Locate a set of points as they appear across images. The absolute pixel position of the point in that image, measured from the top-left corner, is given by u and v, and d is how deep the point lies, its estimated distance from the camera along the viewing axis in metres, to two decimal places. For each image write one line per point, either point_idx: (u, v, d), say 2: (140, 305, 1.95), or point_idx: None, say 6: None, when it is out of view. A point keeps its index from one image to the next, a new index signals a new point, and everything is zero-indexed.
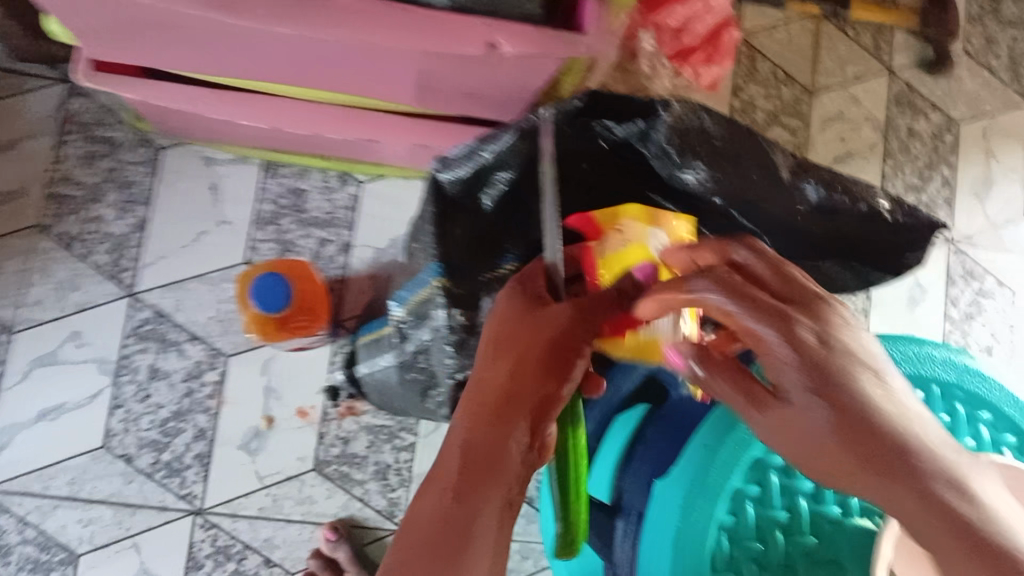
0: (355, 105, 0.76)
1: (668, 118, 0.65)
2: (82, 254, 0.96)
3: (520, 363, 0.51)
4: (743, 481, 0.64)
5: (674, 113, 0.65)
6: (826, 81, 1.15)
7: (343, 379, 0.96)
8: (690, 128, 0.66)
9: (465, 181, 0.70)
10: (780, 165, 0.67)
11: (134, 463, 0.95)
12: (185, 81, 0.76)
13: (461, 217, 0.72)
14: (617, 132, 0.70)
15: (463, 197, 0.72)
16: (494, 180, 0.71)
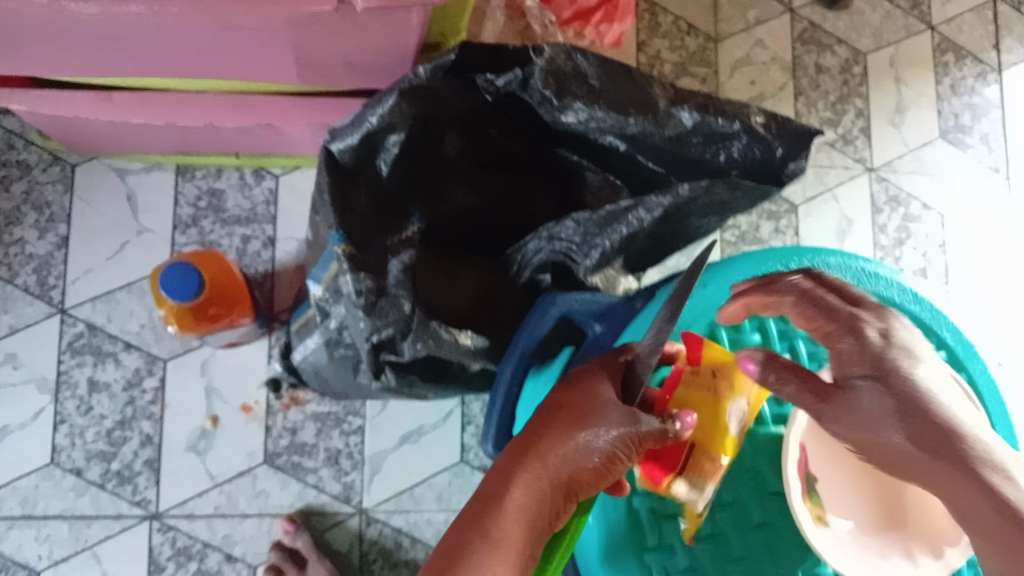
0: (243, 90, 0.77)
1: (542, 63, 0.67)
2: (7, 276, 0.96)
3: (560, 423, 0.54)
4: None
5: (546, 56, 0.67)
6: (729, 27, 1.17)
7: (281, 370, 0.96)
8: (565, 70, 0.68)
9: (359, 149, 0.71)
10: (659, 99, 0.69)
11: (85, 476, 0.95)
12: (73, 85, 0.77)
13: (360, 185, 0.73)
14: (498, 83, 0.72)
15: (359, 165, 0.72)
16: (387, 144, 0.72)
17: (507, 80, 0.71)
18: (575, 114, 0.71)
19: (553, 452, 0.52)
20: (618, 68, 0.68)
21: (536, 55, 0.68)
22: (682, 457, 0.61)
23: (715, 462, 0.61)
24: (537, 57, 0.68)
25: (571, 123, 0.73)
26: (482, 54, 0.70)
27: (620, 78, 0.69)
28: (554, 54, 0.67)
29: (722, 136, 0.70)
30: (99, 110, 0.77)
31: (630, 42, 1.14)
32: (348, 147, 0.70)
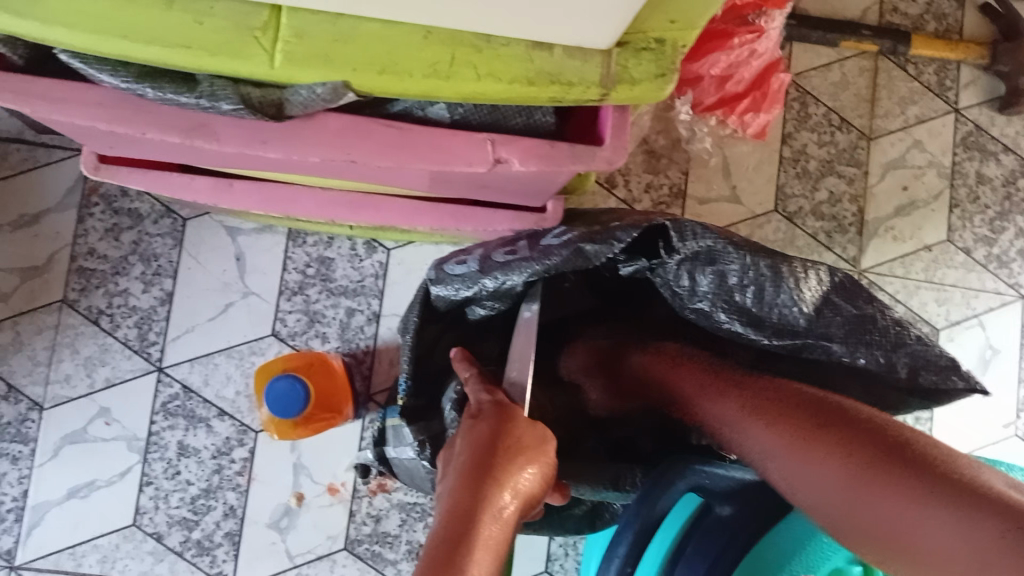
0: (370, 192, 0.72)
1: (675, 260, 0.60)
2: (109, 328, 0.94)
3: (492, 443, 0.55)
4: None
5: (681, 255, 0.60)
6: (885, 124, 1.07)
7: (371, 459, 0.91)
8: (700, 253, 0.60)
9: (459, 293, 0.66)
10: (801, 301, 0.59)
11: (165, 542, 0.92)
12: (198, 172, 0.73)
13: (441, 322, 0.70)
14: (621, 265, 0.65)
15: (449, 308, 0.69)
16: (484, 303, 0.67)
17: (635, 267, 0.64)
18: (710, 318, 0.64)
19: (510, 476, 0.53)
20: (764, 265, 0.59)
21: (669, 252, 0.60)
22: None
23: None
24: (670, 254, 0.60)
25: (701, 323, 0.66)
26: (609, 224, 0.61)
27: (767, 280, 0.59)
28: (691, 252, 0.59)
29: (882, 349, 0.60)
30: (220, 200, 0.73)
31: (775, 132, 1.05)
32: (446, 294, 0.66)
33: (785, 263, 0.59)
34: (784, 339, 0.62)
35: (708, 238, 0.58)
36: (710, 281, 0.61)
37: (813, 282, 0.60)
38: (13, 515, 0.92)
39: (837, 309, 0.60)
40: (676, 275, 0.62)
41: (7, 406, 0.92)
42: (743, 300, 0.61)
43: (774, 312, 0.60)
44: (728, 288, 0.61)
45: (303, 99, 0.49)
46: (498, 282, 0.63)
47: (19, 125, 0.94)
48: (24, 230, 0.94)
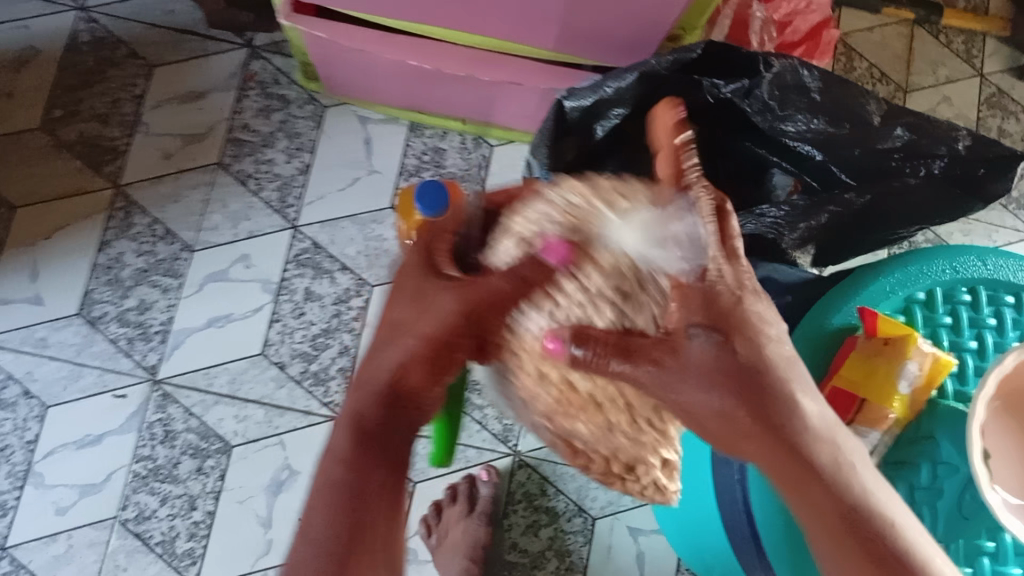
0: (506, 49, 0.91)
1: (770, 76, 0.77)
2: (255, 189, 1.11)
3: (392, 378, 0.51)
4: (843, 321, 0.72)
5: (775, 70, 0.77)
6: (918, 80, 1.24)
7: None
8: (788, 77, 0.78)
9: (587, 107, 0.84)
10: (869, 111, 0.78)
11: (286, 370, 1.06)
12: (368, 25, 0.92)
13: (572, 135, 0.86)
14: (724, 88, 0.80)
15: (578, 124, 0.86)
16: (610, 114, 0.86)
17: (734, 88, 0.80)
18: (793, 126, 0.81)
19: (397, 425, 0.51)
20: (838, 83, 0.78)
21: (765, 68, 0.77)
22: (849, 412, 0.68)
23: (880, 414, 0.67)
24: (767, 68, 0.77)
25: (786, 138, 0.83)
26: (714, 43, 0.79)
27: (841, 94, 0.78)
28: (782, 68, 0.77)
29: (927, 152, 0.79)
30: (384, 51, 0.92)
31: None
32: (578, 105, 0.84)
33: (851, 86, 0.78)
34: (858, 138, 0.80)
35: (794, 60, 0.77)
36: (799, 97, 0.79)
37: (880, 101, 0.78)
38: (159, 336, 1.06)
39: (907, 113, 0.78)
40: (771, 94, 0.79)
41: (163, 246, 1.08)
42: (821, 102, 0.79)
43: (847, 120, 0.79)
44: (807, 99, 0.79)
45: None
46: (618, 81, 0.82)
47: (198, 20, 1.14)
48: (190, 103, 1.12)
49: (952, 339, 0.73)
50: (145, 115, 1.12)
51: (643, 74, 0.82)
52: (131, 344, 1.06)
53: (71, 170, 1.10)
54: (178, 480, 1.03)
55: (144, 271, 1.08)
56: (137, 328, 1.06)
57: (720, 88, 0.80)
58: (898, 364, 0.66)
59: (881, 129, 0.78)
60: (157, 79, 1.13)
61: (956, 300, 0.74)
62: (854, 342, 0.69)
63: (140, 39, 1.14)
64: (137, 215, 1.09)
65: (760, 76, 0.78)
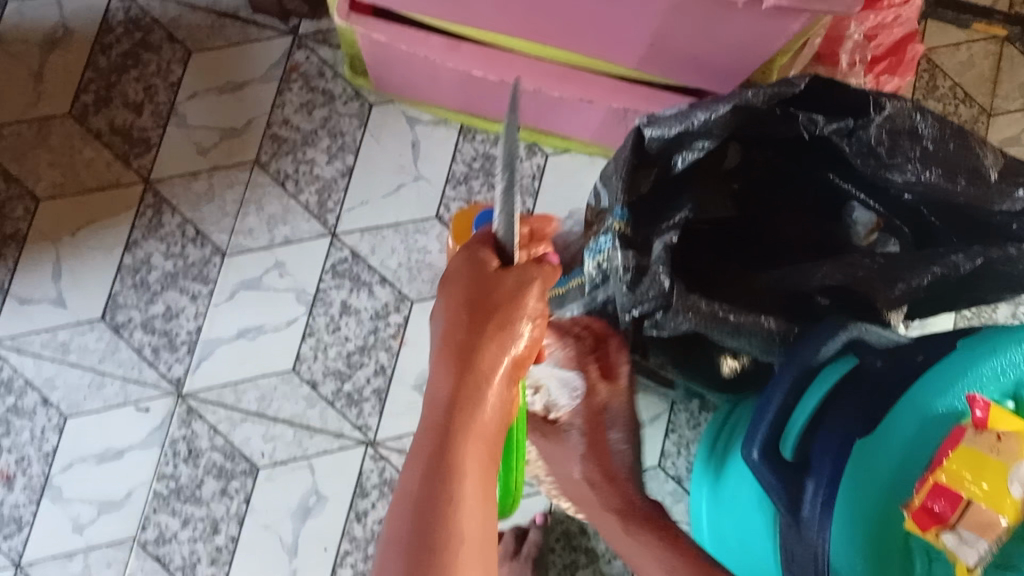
0: (581, 64, 0.82)
1: (880, 120, 0.71)
2: (293, 191, 1.03)
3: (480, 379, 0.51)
4: (949, 402, 0.68)
5: (887, 114, 0.71)
6: (1003, 104, 1.16)
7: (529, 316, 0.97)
8: (899, 123, 0.71)
9: (670, 137, 0.77)
10: (986, 164, 0.70)
11: (319, 389, 1.00)
12: (431, 30, 0.83)
13: (650, 167, 0.80)
14: (822, 124, 0.74)
15: (659, 154, 0.79)
16: (693, 145, 0.79)
17: (837, 126, 0.74)
18: (902, 174, 0.75)
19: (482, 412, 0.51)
20: (955, 131, 0.70)
21: (876, 110, 0.71)
22: (956, 511, 0.62)
23: (993, 519, 0.61)
24: (878, 111, 0.71)
25: (893, 184, 0.77)
26: (820, 80, 0.73)
27: (955, 147, 0.70)
28: (895, 112, 0.71)
29: None
30: (447, 58, 0.84)
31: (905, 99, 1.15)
32: (659, 135, 0.77)
33: (971, 136, 0.70)
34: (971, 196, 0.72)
35: (908, 104, 0.71)
36: (909, 143, 0.72)
37: (998, 153, 0.70)
38: (186, 347, 1.00)
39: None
40: (879, 138, 0.73)
41: (193, 249, 1.02)
42: (935, 152, 0.71)
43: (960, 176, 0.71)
44: (919, 148, 0.72)
45: None
46: (706, 114, 0.75)
47: (240, 3, 1.06)
48: (227, 94, 1.04)
49: None
50: (179, 105, 1.05)
51: (737, 107, 0.74)
52: (156, 354, 1.00)
53: (98, 162, 1.03)
54: (201, 501, 0.97)
55: (173, 275, 1.01)
56: (163, 337, 1.00)
57: (818, 123, 0.74)
58: (1009, 464, 0.61)
59: (996, 189, 0.70)
60: (194, 66, 1.05)
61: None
62: (964, 432, 0.65)
63: (178, 21, 1.06)
64: (167, 214, 1.02)
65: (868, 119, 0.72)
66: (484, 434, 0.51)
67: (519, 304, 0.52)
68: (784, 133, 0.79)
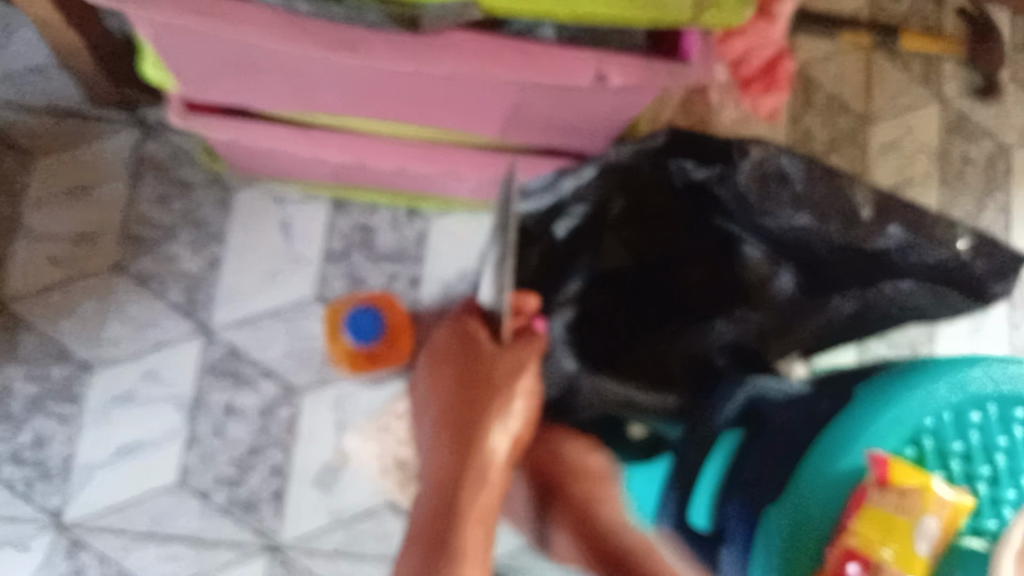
0: (439, 140, 0.79)
1: (748, 166, 0.70)
2: (159, 292, 0.98)
3: (477, 448, 0.60)
4: (852, 461, 0.60)
5: (753, 158, 0.70)
6: (878, 109, 1.16)
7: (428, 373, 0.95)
8: (769, 170, 0.70)
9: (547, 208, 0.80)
10: (858, 202, 0.69)
11: (213, 499, 0.95)
12: (277, 121, 0.78)
13: (534, 241, 0.80)
14: (692, 172, 0.73)
15: (537, 230, 0.80)
16: (569, 213, 0.79)
17: (705, 172, 0.72)
18: (774, 219, 0.72)
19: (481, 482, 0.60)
20: (822, 173, 0.69)
21: (741, 156, 0.70)
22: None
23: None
24: (744, 156, 0.70)
25: (768, 229, 0.74)
26: (681, 131, 0.73)
27: (826, 189, 0.69)
28: (762, 156, 0.70)
29: (924, 250, 0.68)
30: (299, 148, 0.79)
31: (784, 116, 1.14)
32: (533, 211, 0.80)
33: (839, 173, 0.69)
34: (847, 230, 0.69)
35: (772, 146, 0.70)
36: (780, 189, 0.70)
37: (869, 188, 0.69)
38: (62, 475, 0.94)
39: (901, 208, 0.68)
40: (747, 187, 0.71)
41: (58, 367, 0.95)
42: (808, 195, 0.70)
43: (836, 213, 0.69)
44: (790, 193, 0.70)
45: (439, 12, 0.54)
46: (574, 178, 0.77)
47: (79, 96, 0.98)
48: (77, 196, 0.98)
49: (976, 475, 0.61)
50: (25, 214, 0.97)
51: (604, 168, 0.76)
52: (30, 487, 0.93)
53: None
54: None
55: (39, 398, 0.94)
56: (36, 468, 0.93)
57: (688, 172, 0.73)
58: (919, 519, 0.54)
59: (870, 224, 0.69)
60: (36, 169, 0.98)
61: (1011, 421, 0.62)
62: (866, 491, 0.57)
63: (12, 122, 0.98)
64: (25, 335, 0.95)
65: (737, 167, 0.70)
66: (483, 502, 0.60)
67: (513, 388, 0.60)
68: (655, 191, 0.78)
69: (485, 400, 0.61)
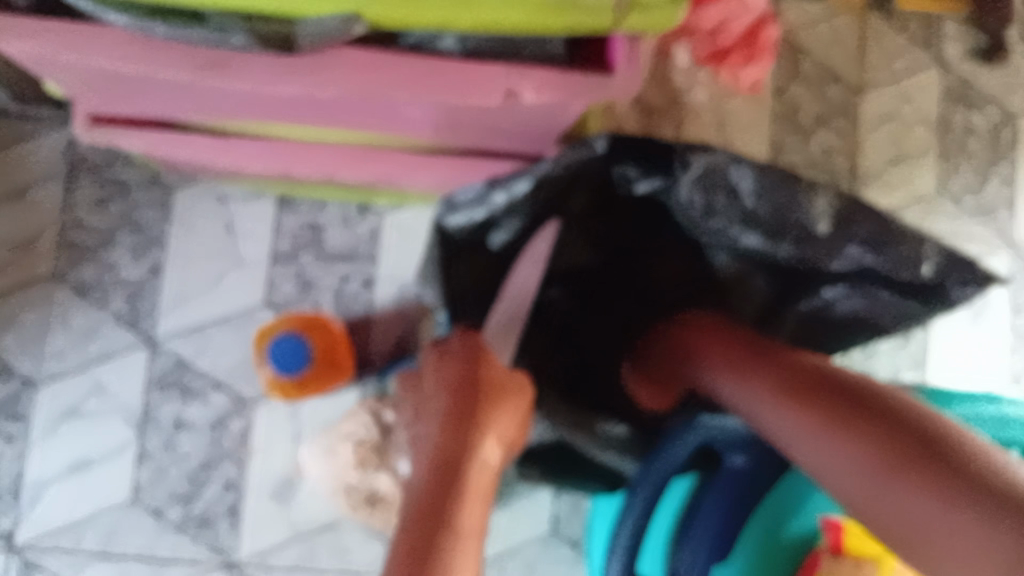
0: (368, 144, 0.72)
1: (691, 177, 0.64)
2: (101, 302, 0.93)
3: (473, 394, 0.64)
4: (800, 523, 0.72)
5: (696, 170, 0.63)
6: (872, 78, 1.07)
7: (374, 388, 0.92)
8: (717, 181, 0.64)
9: (472, 224, 0.70)
10: (817, 215, 0.62)
11: (165, 517, 0.91)
12: (192, 129, 0.72)
13: (462, 255, 0.72)
14: (641, 180, 0.69)
15: (468, 238, 0.72)
16: (502, 225, 0.71)
17: (653, 179, 0.68)
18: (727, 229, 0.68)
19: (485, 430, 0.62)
20: (779, 180, 0.62)
21: (683, 166, 0.63)
22: None
23: None
24: (686, 168, 0.63)
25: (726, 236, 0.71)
26: (623, 136, 0.64)
27: (774, 200, 0.63)
28: (706, 166, 0.63)
29: (889, 266, 0.65)
30: (219, 157, 0.72)
31: (767, 88, 1.06)
32: (461, 223, 0.69)
33: (799, 180, 0.61)
34: (802, 244, 0.65)
35: (720, 156, 0.62)
36: (729, 200, 0.65)
37: (832, 198, 0.62)
38: (11, 495, 0.91)
39: (864, 224, 0.63)
40: (693, 194, 0.66)
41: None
42: (758, 211, 0.64)
43: (790, 222, 0.64)
44: (739, 205, 0.65)
45: (315, 33, 0.49)
46: (504, 194, 0.67)
47: None
48: (10, 203, 0.93)
49: None
50: None
51: (540, 177, 0.66)
52: None
53: None
54: None
55: None
56: None
57: (636, 177, 0.69)
58: None
59: (829, 238, 0.63)
60: None
61: None
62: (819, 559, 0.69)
63: None
64: None
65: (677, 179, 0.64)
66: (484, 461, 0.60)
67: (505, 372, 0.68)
68: (608, 187, 0.73)
69: (492, 402, 0.64)
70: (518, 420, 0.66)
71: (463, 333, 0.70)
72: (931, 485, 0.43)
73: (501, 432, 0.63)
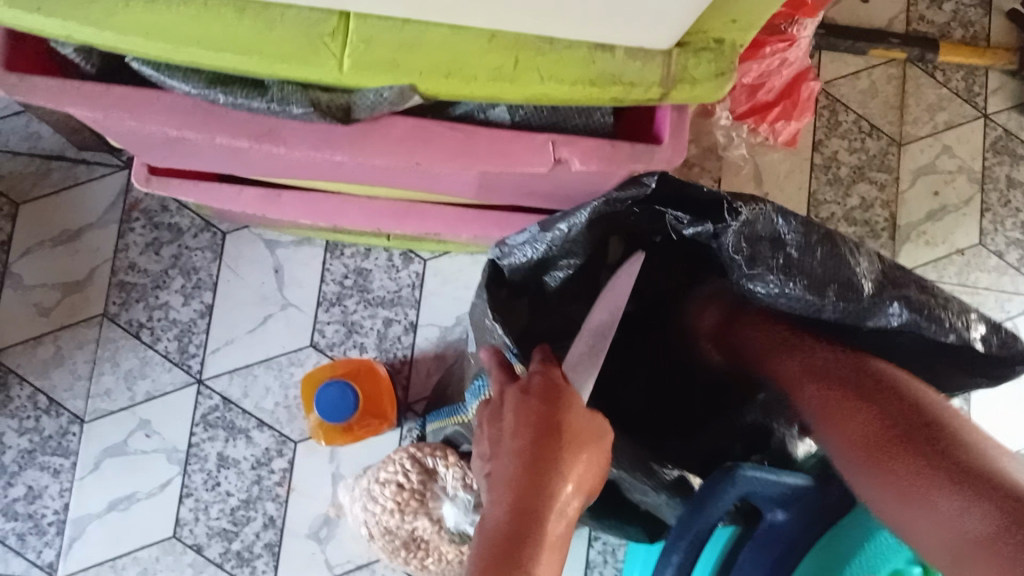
0: (413, 200, 0.73)
1: (738, 226, 0.62)
2: (150, 341, 0.95)
3: (551, 438, 0.53)
4: None
5: (744, 219, 0.62)
6: (913, 130, 1.07)
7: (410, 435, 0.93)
8: (763, 232, 0.63)
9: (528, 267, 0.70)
10: (861, 273, 0.63)
11: (205, 553, 0.93)
12: (244, 182, 0.74)
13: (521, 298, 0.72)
14: (686, 226, 0.67)
15: (525, 281, 0.72)
16: (559, 265, 0.72)
17: (699, 229, 0.66)
18: (765, 286, 0.65)
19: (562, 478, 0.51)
20: (821, 236, 0.63)
21: (731, 215, 0.63)
22: None
23: None
24: (734, 216, 0.62)
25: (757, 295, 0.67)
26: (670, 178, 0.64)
27: (820, 248, 0.63)
28: (753, 216, 0.63)
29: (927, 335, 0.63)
30: (269, 209, 0.75)
31: (806, 140, 1.06)
32: (517, 264, 0.70)
33: (840, 238, 0.63)
34: (843, 302, 0.63)
35: (767, 205, 0.63)
36: (773, 251, 0.64)
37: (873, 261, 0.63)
38: (54, 528, 0.92)
39: (909, 287, 0.63)
40: (736, 245, 0.64)
41: (48, 419, 0.94)
42: (803, 262, 0.63)
43: (831, 273, 0.63)
44: (782, 255, 0.63)
45: (367, 103, 0.52)
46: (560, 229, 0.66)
47: (61, 142, 0.96)
48: (64, 244, 0.96)
49: None
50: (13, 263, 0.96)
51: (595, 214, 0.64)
52: (23, 541, 0.92)
53: None
54: None
55: (31, 451, 0.93)
56: (28, 521, 0.92)
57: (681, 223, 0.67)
58: None
59: (874, 298, 0.62)
60: (23, 218, 0.96)
61: None
62: None
63: None
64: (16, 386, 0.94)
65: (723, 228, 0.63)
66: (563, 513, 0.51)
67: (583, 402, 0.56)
68: (650, 233, 0.73)
69: (572, 442, 0.53)
70: (602, 464, 0.55)
71: (543, 363, 0.60)
72: (942, 490, 0.50)
73: (581, 475, 0.53)
